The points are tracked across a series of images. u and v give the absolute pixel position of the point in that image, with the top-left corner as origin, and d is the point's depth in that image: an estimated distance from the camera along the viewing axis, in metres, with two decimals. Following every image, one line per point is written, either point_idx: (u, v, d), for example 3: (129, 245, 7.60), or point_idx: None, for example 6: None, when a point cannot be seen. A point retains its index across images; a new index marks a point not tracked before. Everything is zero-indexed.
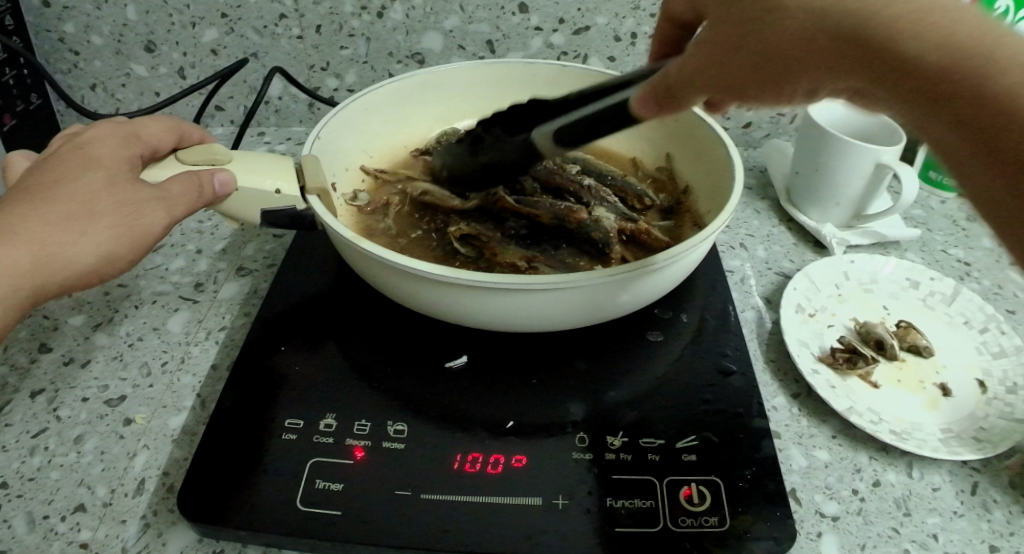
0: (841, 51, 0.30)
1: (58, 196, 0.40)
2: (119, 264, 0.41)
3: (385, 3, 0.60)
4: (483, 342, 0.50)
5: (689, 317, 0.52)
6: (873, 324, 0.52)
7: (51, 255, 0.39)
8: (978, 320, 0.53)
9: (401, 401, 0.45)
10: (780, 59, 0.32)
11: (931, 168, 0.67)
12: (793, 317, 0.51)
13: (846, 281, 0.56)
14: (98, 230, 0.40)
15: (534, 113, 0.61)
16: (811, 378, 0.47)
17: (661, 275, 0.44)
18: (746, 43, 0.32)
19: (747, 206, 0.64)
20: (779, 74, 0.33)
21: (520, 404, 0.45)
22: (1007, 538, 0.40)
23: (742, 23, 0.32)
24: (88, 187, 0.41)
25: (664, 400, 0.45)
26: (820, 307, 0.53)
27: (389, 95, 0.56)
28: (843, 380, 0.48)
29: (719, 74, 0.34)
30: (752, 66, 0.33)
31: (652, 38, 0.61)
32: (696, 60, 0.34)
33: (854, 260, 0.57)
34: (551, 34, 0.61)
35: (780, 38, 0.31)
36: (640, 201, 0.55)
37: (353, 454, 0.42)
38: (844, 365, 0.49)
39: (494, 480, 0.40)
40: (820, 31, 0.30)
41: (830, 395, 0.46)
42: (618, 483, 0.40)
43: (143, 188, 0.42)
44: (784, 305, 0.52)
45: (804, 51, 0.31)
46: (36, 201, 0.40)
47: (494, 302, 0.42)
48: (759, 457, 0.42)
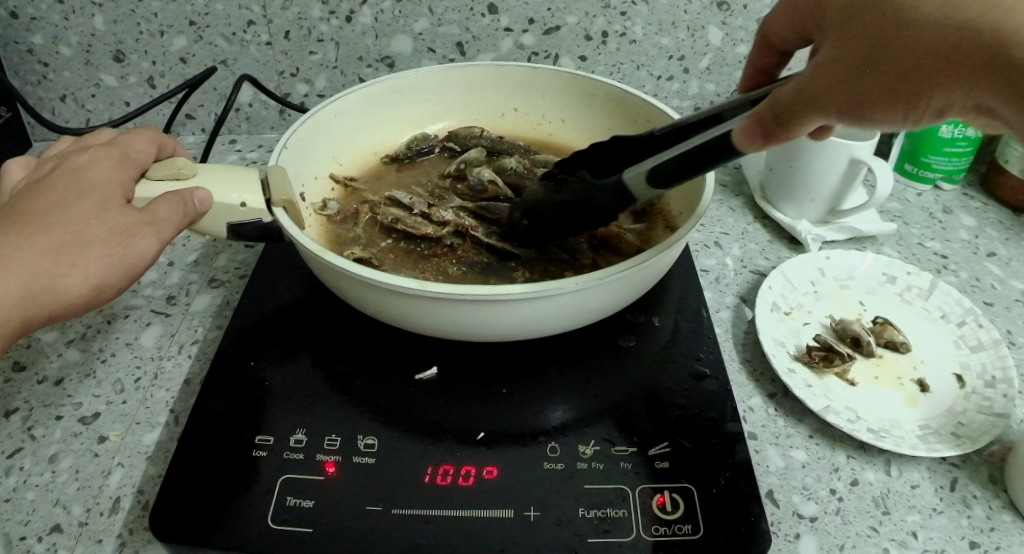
0: (976, 60, 0.27)
1: (47, 226, 0.39)
2: (109, 293, 0.40)
3: (353, 7, 0.59)
4: (455, 351, 0.50)
5: (663, 320, 0.52)
6: (850, 321, 0.51)
7: (42, 287, 0.38)
8: (956, 314, 0.52)
9: (374, 413, 0.45)
10: (849, 92, 0.30)
11: (907, 161, 0.66)
12: (769, 317, 0.51)
13: (822, 278, 0.55)
14: (89, 260, 0.39)
15: (506, 116, 0.60)
16: (787, 378, 0.46)
17: (632, 283, 0.43)
18: (856, 66, 0.30)
19: (722, 204, 0.64)
20: (909, 92, 0.29)
21: (491, 414, 0.45)
22: (986, 533, 0.40)
23: (863, 45, 0.30)
24: (78, 217, 0.40)
25: (640, 405, 0.45)
26: (796, 305, 0.53)
27: (356, 103, 0.55)
28: (819, 379, 0.48)
29: (848, 89, 0.30)
30: (880, 77, 0.29)
31: (624, 36, 0.60)
32: (819, 76, 0.31)
33: (830, 257, 0.57)
34: (522, 34, 0.60)
35: (908, 36, 0.29)
36: None
37: (325, 469, 0.41)
38: (820, 364, 0.48)
39: (466, 491, 0.40)
40: (949, 32, 0.27)
41: (807, 395, 0.46)
42: (593, 492, 0.39)
43: (132, 213, 0.41)
44: (760, 304, 0.52)
45: (935, 59, 0.28)
46: (25, 234, 0.39)
47: (462, 314, 0.42)
48: (735, 461, 0.41)
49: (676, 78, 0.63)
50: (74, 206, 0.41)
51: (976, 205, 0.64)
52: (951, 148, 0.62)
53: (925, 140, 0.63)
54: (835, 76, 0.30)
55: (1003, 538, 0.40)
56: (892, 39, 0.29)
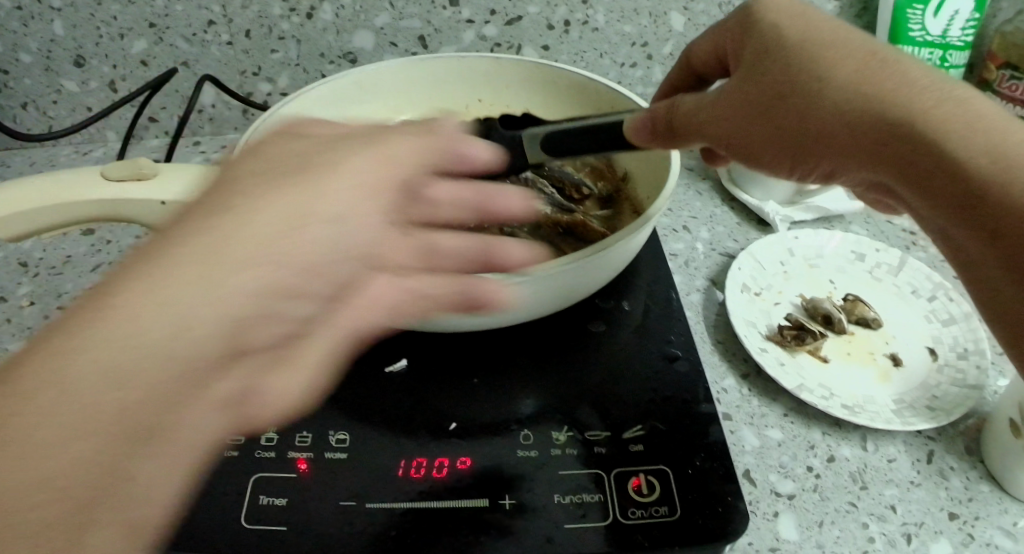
0: (864, 132, 0.33)
1: (203, 207, 0.27)
2: (246, 337, 0.25)
3: (313, 3, 0.57)
4: (425, 343, 0.49)
5: (633, 306, 0.51)
6: (821, 299, 0.51)
7: (155, 303, 0.23)
8: (926, 289, 0.52)
9: (346, 407, 0.44)
10: (744, 139, 0.37)
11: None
12: (740, 298, 0.50)
13: (791, 258, 0.55)
14: (190, 288, 0.24)
15: (469, 111, 0.56)
16: (759, 358, 0.46)
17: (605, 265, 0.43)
18: (772, 105, 0.35)
19: (689, 190, 0.64)
20: (798, 147, 0.35)
21: (464, 405, 0.44)
22: (965, 504, 0.41)
23: (776, 87, 0.36)
24: (279, 202, 0.26)
25: (615, 391, 0.44)
26: (766, 287, 0.52)
27: (320, 98, 0.51)
28: (791, 358, 0.48)
29: (745, 132, 0.36)
30: (776, 130, 0.35)
31: (586, 25, 0.56)
32: (730, 106, 0.37)
33: (798, 237, 0.56)
34: (483, 26, 0.57)
35: (810, 102, 0.34)
36: (577, 190, 0.54)
37: (297, 466, 0.41)
38: (793, 342, 0.48)
39: (439, 482, 0.40)
40: (850, 107, 0.33)
41: (782, 375, 0.46)
42: (566, 477, 0.39)
43: (314, 202, 0.27)
44: (729, 286, 0.51)
45: (824, 127, 0.34)
46: (195, 214, 0.26)
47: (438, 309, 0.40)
48: (708, 443, 0.41)
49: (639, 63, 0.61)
50: (172, 286, 0.24)
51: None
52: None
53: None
54: (749, 111, 0.36)
55: (982, 508, 0.41)
56: (791, 96, 0.35)
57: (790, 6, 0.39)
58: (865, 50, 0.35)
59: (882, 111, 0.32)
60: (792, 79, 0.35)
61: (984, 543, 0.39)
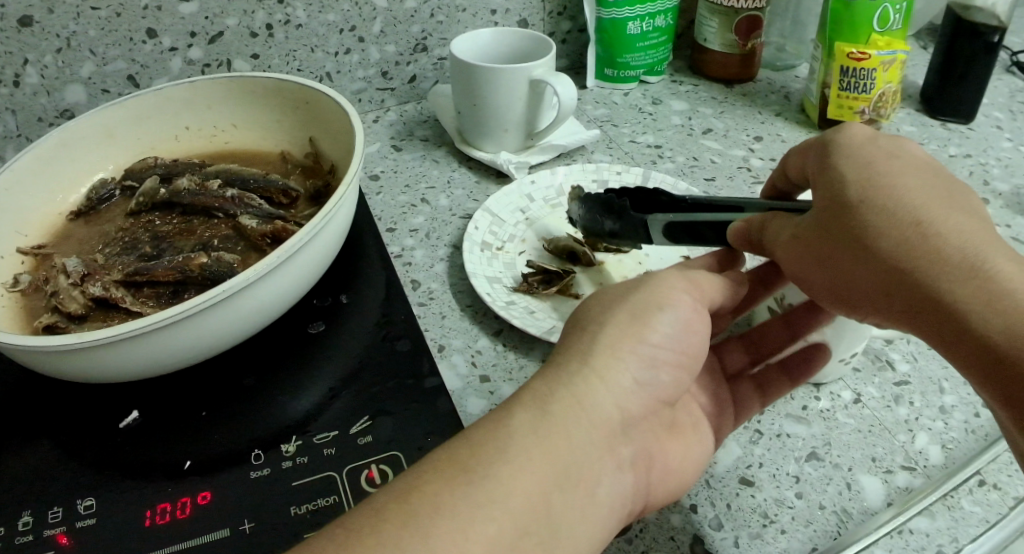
0: (882, 274, 0.30)
1: (478, 438, 0.30)
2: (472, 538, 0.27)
3: (14, 70, 0.52)
4: (156, 387, 0.43)
5: (367, 297, 0.47)
6: (562, 236, 0.50)
7: (491, 507, 0.27)
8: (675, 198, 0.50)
9: (99, 467, 0.39)
10: (796, 262, 0.34)
11: (606, 65, 0.62)
12: (479, 257, 0.48)
13: (532, 204, 0.53)
14: (529, 489, 0.28)
15: (181, 136, 0.54)
16: (506, 312, 0.44)
17: (306, 259, 0.42)
18: (812, 251, 0.32)
19: (424, 159, 0.58)
20: (825, 279, 0.33)
21: (200, 440, 0.40)
22: None
23: (838, 226, 0.31)
24: (535, 462, 0.29)
25: (345, 387, 0.42)
26: (507, 239, 0.50)
27: (23, 170, 0.47)
28: (542, 302, 0.46)
29: (797, 258, 0.34)
30: (830, 261, 0.32)
31: (289, 23, 0.56)
32: (793, 242, 0.33)
33: (535, 179, 0.54)
34: (187, 50, 0.56)
35: (853, 226, 0.31)
36: (286, 194, 0.49)
37: (57, 542, 0.35)
38: (539, 287, 0.46)
39: (183, 524, 0.35)
40: (879, 233, 0.30)
41: (528, 321, 0.43)
42: (300, 488, 0.37)
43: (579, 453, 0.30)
44: (467, 247, 0.48)
45: (877, 269, 0.30)
46: (447, 472, 0.28)
47: (154, 349, 0.39)
48: (442, 412, 0.39)
49: (353, 50, 0.59)
50: (520, 461, 0.29)
51: (685, 89, 0.63)
52: (643, 42, 0.60)
53: (615, 40, 0.59)
54: (804, 252, 0.33)
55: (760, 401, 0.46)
56: (844, 226, 0.31)
57: (870, 144, 0.33)
58: (915, 187, 0.30)
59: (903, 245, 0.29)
60: (864, 188, 0.31)
61: (774, 433, 0.44)
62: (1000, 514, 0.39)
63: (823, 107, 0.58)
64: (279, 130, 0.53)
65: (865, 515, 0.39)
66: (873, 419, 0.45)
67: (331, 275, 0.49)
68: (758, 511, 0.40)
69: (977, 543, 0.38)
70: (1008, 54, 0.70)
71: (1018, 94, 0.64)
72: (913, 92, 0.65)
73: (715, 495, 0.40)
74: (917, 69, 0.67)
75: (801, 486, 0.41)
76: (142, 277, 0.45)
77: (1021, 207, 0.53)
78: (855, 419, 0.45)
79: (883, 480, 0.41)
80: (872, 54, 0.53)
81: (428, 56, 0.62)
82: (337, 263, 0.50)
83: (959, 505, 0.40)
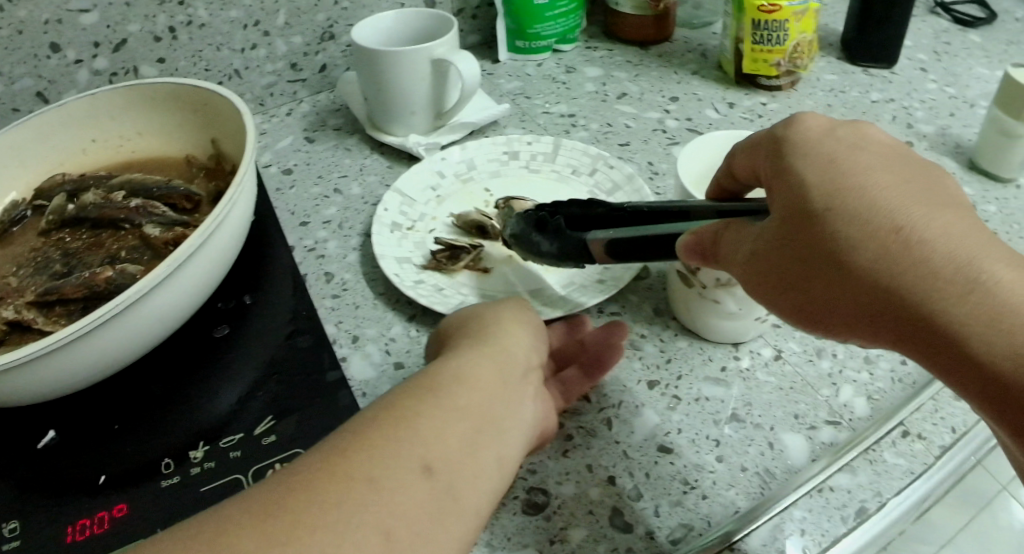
0: (863, 285, 0.27)
1: (388, 413, 0.31)
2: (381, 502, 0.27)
3: None
4: (70, 405, 0.43)
5: (279, 294, 0.48)
6: (472, 210, 0.50)
7: (396, 470, 0.28)
8: (585, 165, 0.51)
9: (15, 491, 0.38)
10: (760, 274, 0.30)
11: (517, 37, 0.61)
12: (388, 237, 0.48)
13: (443, 180, 0.53)
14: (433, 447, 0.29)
15: (87, 150, 0.53)
16: (414, 290, 0.44)
17: (205, 262, 0.42)
18: (779, 262, 0.29)
19: (338, 148, 0.58)
20: (793, 293, 0.30)
21: (113, 454, 0.40)
22: (664, 368, 0.45)
23: (810, 233, 0.28)
24: (457, 422, 0.31)
25: (257, 388, 0.42)
26: (418, 217, 0.50)
27: None
28: (450, 278, 0.46)
29: (761, 270, 0.30)
30: (798, 271, 0.29)
31: (192, 24, 0.56)
32: (755, 252, 0.30)
33: (446, 156, 0.54)
34: (93, 61, 0.55)
35: (826, 234, 0.28)
36: (189, 199, 0.50)
37: None
38: (447, 264, 0.47)
39: (100, 540, 0.35)
40: (855, 240, 0.27)
41: (436, 300, 0.44)
42: (208, 493, 0.37)
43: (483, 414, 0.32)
44: (376, 227, 0.48)
45: (853, 280, 0.27)
46: (373, 435, 0.29)
47: (56, 369, 0.38)
48: (340, 408, 0.40)
49: (260, 45, 0.59)
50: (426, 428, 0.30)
51: (600, 55, 0.62)
52: (553, 11, 0.59)
53: (524, 10, 0.58)
54: (765, 263, 0.30)
55: (677, 365, 0.45)
56: (814, 236, 0.28)
57: (832, 139, 0.30)
58: (887, 187, 0.28)
59: (884, 252, 0.26)
60: (834, 189, 0.28)
61: (692, 398, 0.43)
62: (924, 464, 0.39)
63: (739, 62, 0.57)
64: (180, 133, 0.54)
65: (789, 475, 0.38)
66: (795, 377, 0.45)
67: (238, 274, 0.49)
68: (678, 478, 0.38)
69: (901, 495, 0.38)
70: None
71: (941, 34, 0.63)
72: (834, 40, 0.64)
73: (633, 465, 0.39)
74: (838, 17, 0.67)
75: (721, 450, 0.40)
76: (49, 294, 0.44)
77: (947, 147, 0.52)
78: (775, 377, 0.45)
79: (806, 437, 0.40)
80: (782, 5, 0.51)
81: (336, 44, 0.62)
82: (247, 261, 0.50)
83: (881, 458, 0.40)
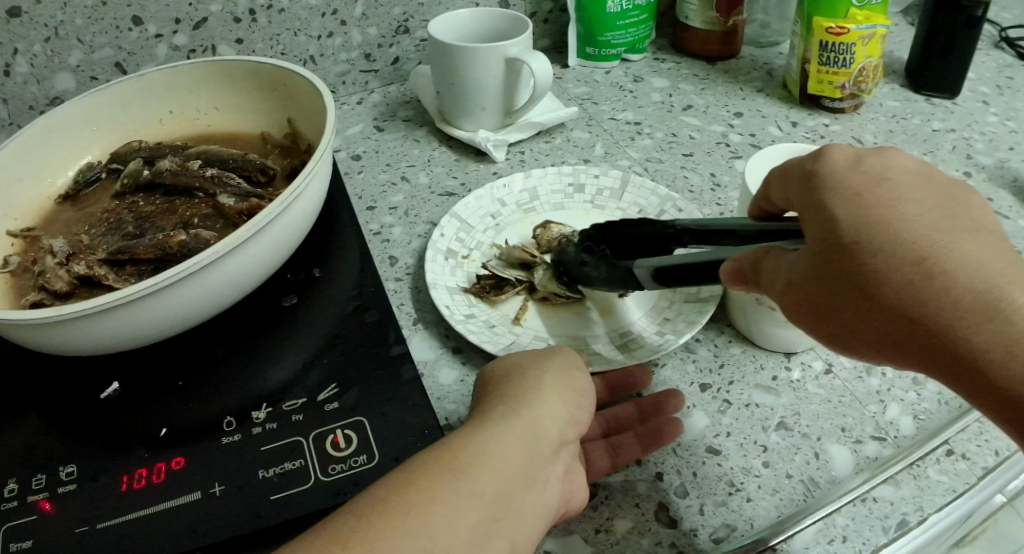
0: (894, 317, 0.26)
1: (432, 457, 0.31)
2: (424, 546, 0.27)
3: (4, 59, 0.54)
4: (138, 360, 0.45)
5: (344, 272, 0.48)
6: (525, 247, 0.49)
7: (437, 517, 0.28)
8: (651, 206, 0.49)
9: (78, 438, 0.40)
10: (793, 300, 0.29)
11: (587, 43, 0.62)
12: (442, 267, 0.47)
13: (503, 209, 0.51)
14: (476, 494, 0.30)
15: (165, 120, 0.55)
16: (463, 327, 0.43)
17: (280, 229, 0.43)
18: (812, 290, 0.28)
19: (405, 138, 0.59)
20: (822, 321, 0.28)
21: (177, 410, 0.41)
22: (718, 372, 0.45)
23: (843, 260, 0.27)
24: (501, 470, 0.31)
25: (321, 356, 0.43)
26: (474, 246, 0.49)
27: (9, 155, 0.48)
28: (494, 310, 0.46)
29: (794, 295, 0.29)
30: (832, 298, 0.27)
31: (272, 8, 0.57)
32: (788, 283, 0.29)
33: (508, 184, 0.53)
34: (172, 36, 0.57)
35: (858, 265, 0.26)
36: (263, 173, 0.51)
37: (40, 507, 0.36)
38: (491, 293, 0.46)
39: (160, 487, 0.36)
40: (896, 268, 0.25)
41: (486, 338, 0.43)
42: (268, 453, 0.38)
43: (525, 460, 0.32)
44: (430, 255, 0.47)
45: (889, 309, 0.26)
46: (422, 480, 0.30)
47: (131, 322, 0.39)
48: (404, 381, 0.41)
49: (336, 33, 0.61)
50: (469, 476, 0.30)
51: (667, 67, 0.63)
52: (623, 20, 0.60)
53: (596, 18, 0.59)
54: (800, 291, 0.28)
55: (731, 371, 0.45)
56: (848, 264, 0.27)
57: (857, 170, 0.29)
58: (922, 215, 0.27)
59: (914, 285, 0.25)
60: (869, 216, 0.27)
61: (742, 404, 0.43)
62: (966, 484, 0.39)
63: (804, 82, 0.58)
64: (258, 112, 0.55)
65: (832, 484, 0.38)
66: (844, 391, 0.44)
67: (307, 248, 0.50)
68: (724, 479, 0.38)
69: (940, 512, 0.37)
70: (995, 30, 0.69)
71: (1005, 70, 0.64)
72: (898, 68, 0.65)
73: (682, 463, 0.39)
74: (902, 45, 0.68)
75: (767, 455, 0.40)
76: (122, 253, 0.46)
77: (1007, 178, 0.52)
78: (825, 389, 0.44)
79: (851, 450, 0.40)
80: (850, 28, 0.52)
81: (410, 37, 0.64)
82: (315, 237, 0.51)
83: (925, 475, 0.39)
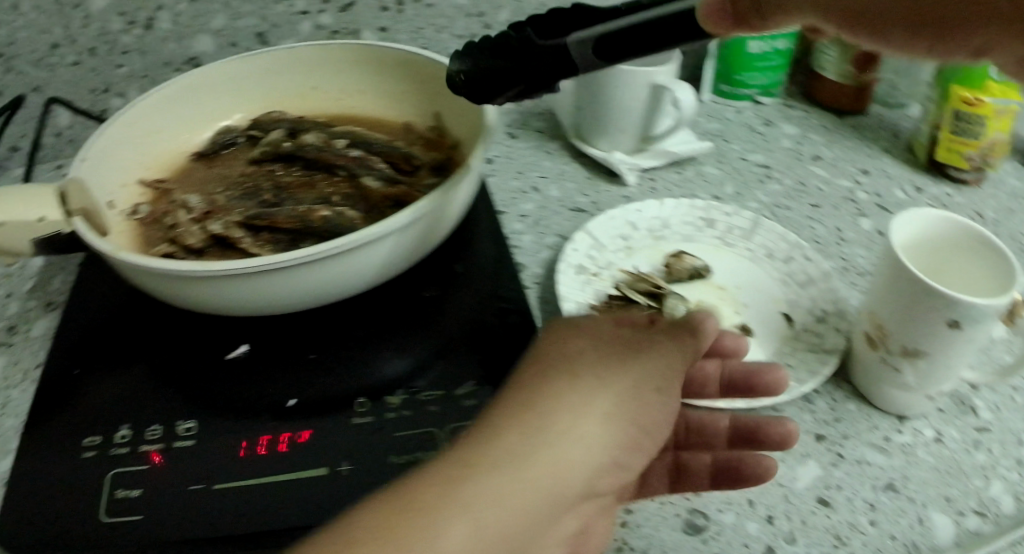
0: None
1: (466, 451, 0.27)
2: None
3: (150, 14, 0.55)
4: (269, 327, 0.45)
5: (474, 272, 0.48)
6: (657, 274, 0.49)
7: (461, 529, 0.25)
8: (782, 250, 0.50)
9: (195, 395, 0.40)
10: None
11: (722, 81, 0.65)
12: (574, 281, 0.47)
13: (634, 232, 0.52)
14: (507, 509, 0.26)
15: (308, 95, 0.56)
16: None
17: (426, 221, 0.42)
18: None
19: (538, 149, 0.60)
20: None
21: (305, 382, 0.41)
22: (833, 425, 0.42)
23: None
24: (541, 479, 0.27)
25: (450, 352, 0.42)
26: (606, 264, 0.49)
27: (151, 107, 0.50)
28: None
29: None
30: None
31: (420, 1, 0.58)
32: None
33: (641, 208, 0.53)
34: (318, 15, 0.57)
35: None
36: (407, 161, 0.50)
37: (150, 459, 0.35)
38: (617, 311, 0.45)
39: (286, 458, 0.35)
40: None
41: None
42: (401, 438, 0.37)
43: (572, 472, 0.28)
44: (563, 267, 0.48)
45: None
46: (449, 479, 0.26)
47: (271, 289, 0.39)
48: None
49: (478, 35, 0.61)
50: (508, 481, 0.26)
51: (798, 114, 0.64)
52: (764, 62, 0.62)
53: (736, 57, 0.62)
54: None
55: None
56: None
57: None
58: None
59: None
60: None
61: (855, 459, 0.40)
62: None
63: (933, 148, 0.58)
64: (402, 102, 0.55)
65: None
66: (953, 462, 0.40)
67: (444, 244, 0.50)
68: (829, 532, 0.36)
69: None
70: None
71: None
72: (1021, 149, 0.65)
73: (792, 510, 0.37)
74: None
75: (875, 514, 0.37)
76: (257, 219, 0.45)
77: None
78: (934, 457, 0.40)
79: (954, 521, 0.36)
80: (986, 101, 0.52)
81: None
82: (450, 236, 0.51)
83: None
